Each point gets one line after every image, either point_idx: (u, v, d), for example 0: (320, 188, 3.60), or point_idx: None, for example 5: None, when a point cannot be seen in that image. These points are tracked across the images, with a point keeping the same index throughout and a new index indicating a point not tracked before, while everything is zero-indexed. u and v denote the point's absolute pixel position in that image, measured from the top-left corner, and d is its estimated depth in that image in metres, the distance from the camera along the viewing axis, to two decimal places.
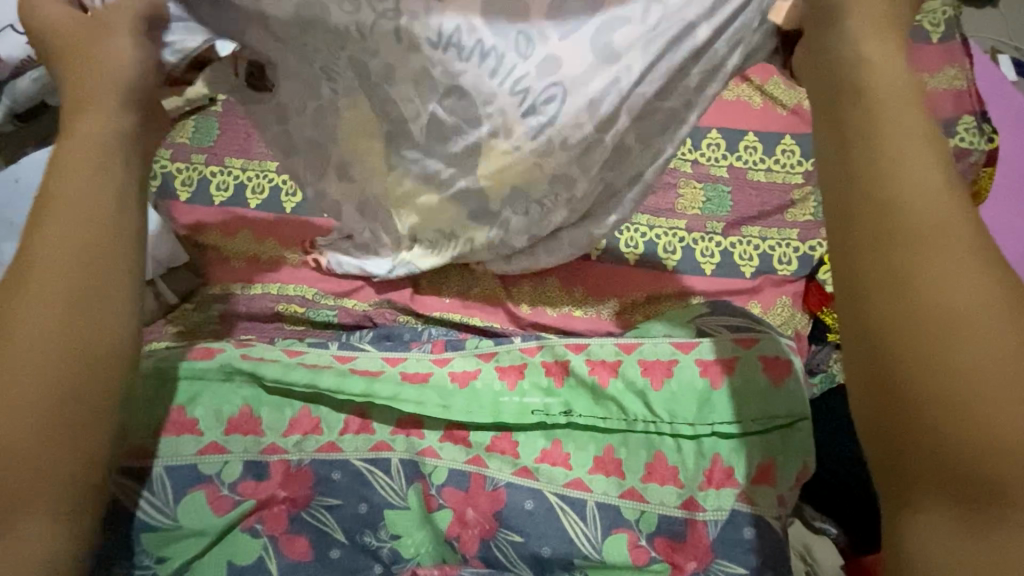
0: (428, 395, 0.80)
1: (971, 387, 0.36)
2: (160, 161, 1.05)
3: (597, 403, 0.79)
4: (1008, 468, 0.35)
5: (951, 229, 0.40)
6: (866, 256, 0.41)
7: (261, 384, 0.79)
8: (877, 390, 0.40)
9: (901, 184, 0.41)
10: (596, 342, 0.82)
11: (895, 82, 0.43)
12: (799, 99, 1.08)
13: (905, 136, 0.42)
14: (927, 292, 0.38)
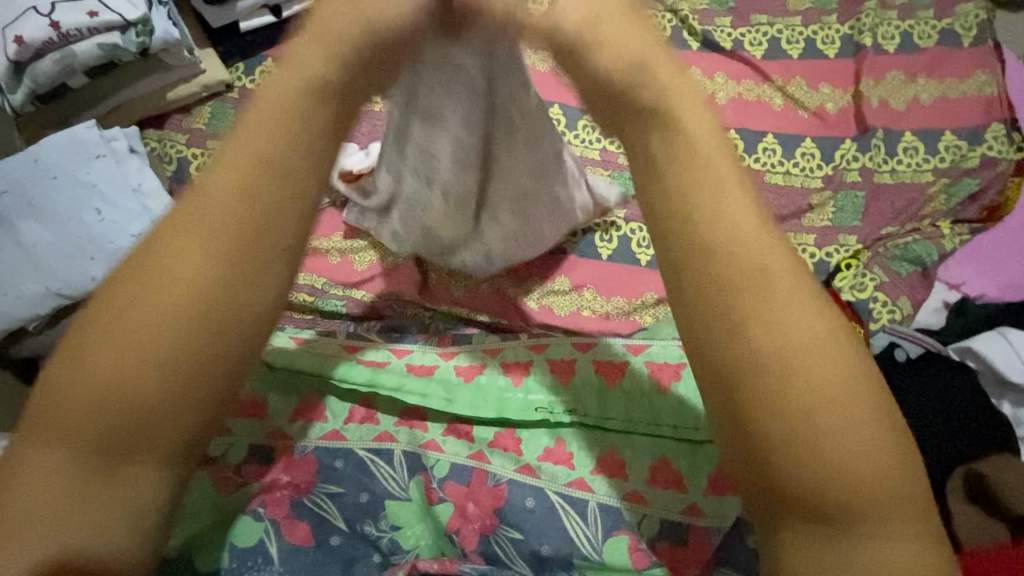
0: (433, 388, 0.81)
1: (835, 434, 0.38)
2: (176, 146, 1.05)
3: (602, 404, 0.78)
4: (863, 495, 0.38)
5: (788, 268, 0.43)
6: (703, 301, 0.43)
7: (270, 369, 0.80)
8: (756, 425, 0.39)
9: (722, 228, 0.43)
10: (603, 343, 0.83)
11: (702, 116, 0.47)
12: (822, 101, 1.05)
13: (733, 178, 0.45)
14: (776, 344, 0.40)
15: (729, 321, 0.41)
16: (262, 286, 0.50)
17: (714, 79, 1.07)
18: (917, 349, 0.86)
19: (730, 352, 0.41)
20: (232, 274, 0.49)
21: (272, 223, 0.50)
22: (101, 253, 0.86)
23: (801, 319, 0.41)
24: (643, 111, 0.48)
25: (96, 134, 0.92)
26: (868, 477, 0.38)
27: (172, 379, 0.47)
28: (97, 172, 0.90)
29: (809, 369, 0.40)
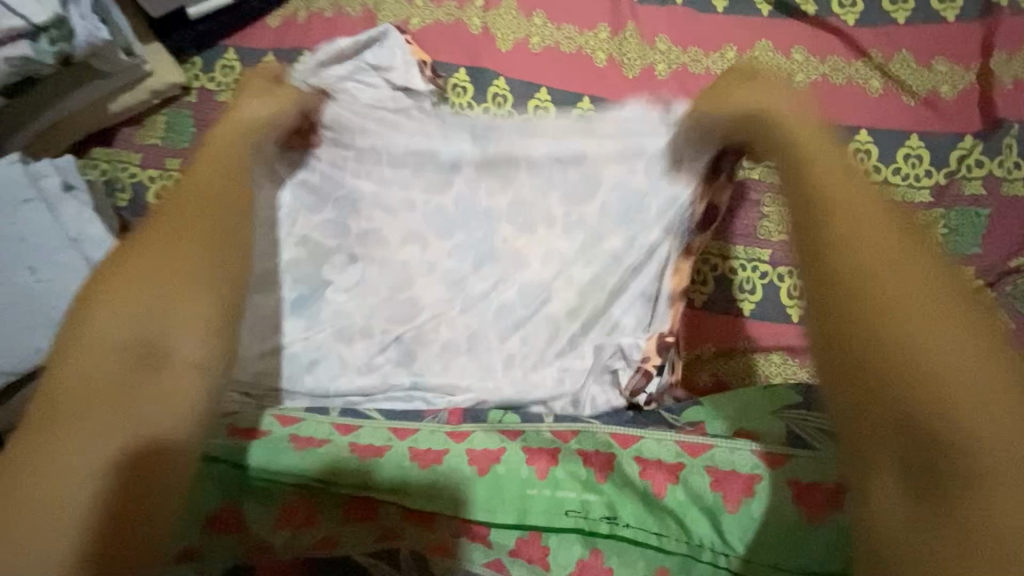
0: (442, 487, 0.68)
1: (954, 363, 0.38)
2: (129, 168, 0.88)
3: (650, 513, 0.64)
4: (962, 425, 0.37)
5: (892, 235, 0.44)
6: (839, 314, 0.43)
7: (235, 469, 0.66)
8: (899, 390, 0.39)
9: (834, 223, 0.46)
10: (651, 436, 0.68)
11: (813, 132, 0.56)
12: (933, 84, 0.82)
13: (818, 142, 0.55)
14: (901, 337, 0.39)
15: (855, 313, 0.42)
16: (203, 312, 0.53)
17: (793, 56, 0.85)
18: None
19: (841, 303, 0.43)
20: (136, 307, 0.51)
21: (190, 325, 0.52)
22: (42, 322, 0.72)
23: (948, 339, 0.39)
24: (757, 121, 0.62)
25: (22, 171, 0.75)
26: (939, 377, 0.38)
27: (160, 307, 0.51)
28: (28, 221, 0.74)
29: (905, 293, 0.41)
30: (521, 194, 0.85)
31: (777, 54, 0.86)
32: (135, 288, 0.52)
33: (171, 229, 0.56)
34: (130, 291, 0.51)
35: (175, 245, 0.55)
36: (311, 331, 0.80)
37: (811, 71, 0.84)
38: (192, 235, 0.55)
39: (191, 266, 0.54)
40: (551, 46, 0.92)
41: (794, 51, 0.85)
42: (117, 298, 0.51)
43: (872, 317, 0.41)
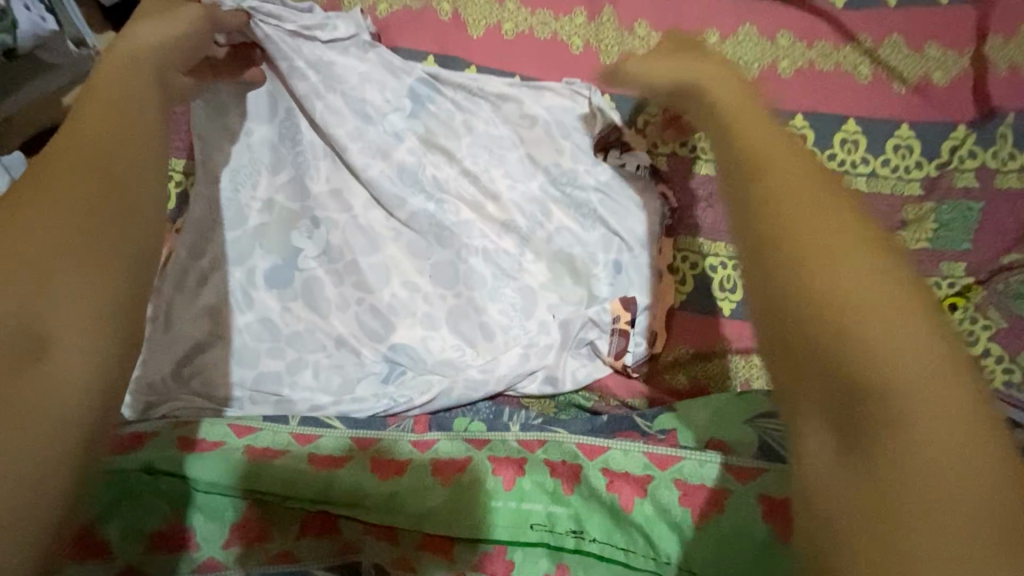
0: (399, 501, 0.64)
1: (826, 237, 0.29)
2: None
3: (617, 528, 0.61)
4: (843, 310, 0.27)
5: (802, 160, 0.32)
6: (748, 230, 0.31)
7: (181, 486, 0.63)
8: (813, 340, 0.27)
9: (733, 123, 0.36)
10: (618, 448, 0.65)
11: (734, 94, 0.39)
12: (927, 69, 0.77)
13: (747, 102, 0.38)
14: (794, 219, 0.29)
15: (765, 239, 0.30)
16: (120, 238, 0.32)
17: (778, 41, 0.81)
18: None
19: (773, 270, 0.29)
20: (84, 222, 0.32)
21: (110, 235, 0.32)
22: None
23: (822, 196, 0.30)
24: (705, 78, 0.42)
25: None
26: (862, 296, 0.27)
27: (89, 234, 0.31)
28: None
29: (823, 216, 0.29)
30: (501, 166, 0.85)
31: (761, 37, 0.81)
32: (68, 190, 0.32)
33: (108, 94, 0.38)
34: (26, 246, 0.30)
35: (134, 141, 0.36)
36: (285, 304, 0.80)
37: (797, 56, 0.80)
38: (81, 148, 0.34)
39: (139, 142, 0.36)
40: (524, 32, 0.90)
41: (779, 35, 0.80)
42: (17, 239, 0.30)
43: (774, 242, 0.29)
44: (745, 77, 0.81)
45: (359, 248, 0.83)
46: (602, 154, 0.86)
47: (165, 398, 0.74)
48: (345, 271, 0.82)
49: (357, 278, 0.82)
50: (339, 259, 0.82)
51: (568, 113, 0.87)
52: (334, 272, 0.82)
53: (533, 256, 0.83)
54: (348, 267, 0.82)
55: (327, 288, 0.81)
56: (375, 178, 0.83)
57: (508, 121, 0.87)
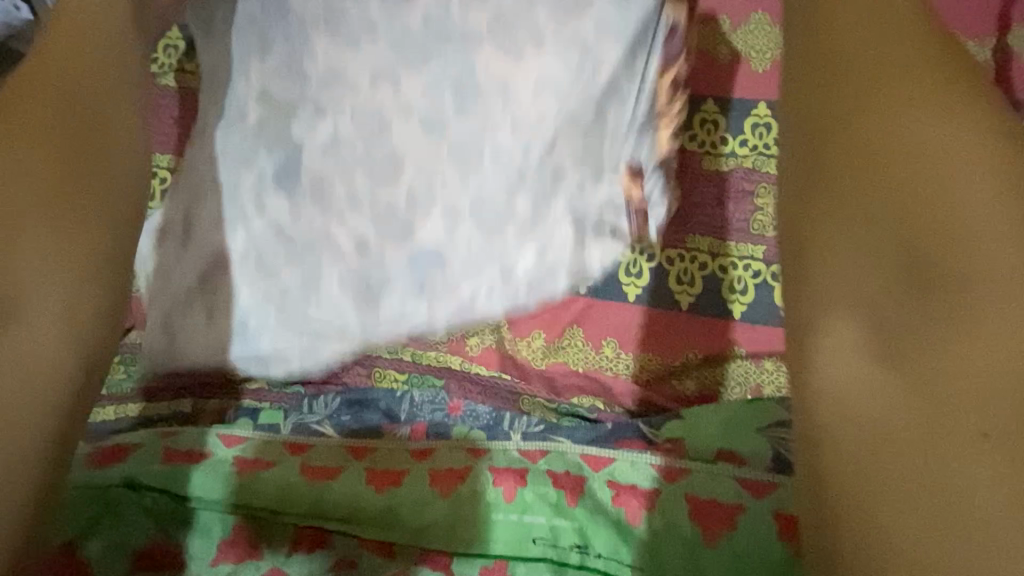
0: (397, 514, 0.61)
1: (974, 246, 0.39)
2: None
3: (626, 544, 0.58)
4: (962, 302, 0.38)
5: (959, 169, 0.41)
6: (904, 225, 0.41)
7: (167, 500, 0.61)
8: (900, 334, 0.39)
9: (872, 113, 0.44)
10: (624, 458, 0.62)
11: (899, 69, 0.45)
12: None
13: (894, 82, 0.44)
14: (973, 238, 0.39)
15: (906, 240, 0.41)
16: (98, 251, 0.48)
17: None
18: None
19: (899, 264, 0.41)
20: (64, 235, 0.47)
21: (43, 230, 0.46)
22: None
23: (981, 205, 0.39)
24: (856, 56, 0.46)
25: None
26: (964, 311, 0.38)
27: (56, 246, 0.46)
28: None
29: (975, 239, 0.39)
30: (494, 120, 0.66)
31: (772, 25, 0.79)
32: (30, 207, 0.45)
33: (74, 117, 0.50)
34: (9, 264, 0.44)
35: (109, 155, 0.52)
36: (248, 284, 0.68)
37: None
38: (62, 193, 0.48)
39: (99, 152, 0.51)
40: None
41: None
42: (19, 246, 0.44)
43: (902, 247, 0.41)
44: (753, 70, 0.78)
45: (325, 224, 0.67)
46: (629, 99, 0.67)
47: (182, 388, 0.74)
48: (310, 249, 0.67)
49: (328, 260, 0.67)
50: (301, 237, 0.67)
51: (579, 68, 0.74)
52: (301, 253, 0.67)
53: (552, 219, 0.68)
54: (314, 246, 0.67)
55: (296, 272, 0.67)
56: (339, 135, 0.66)
57: (522, 33, 0.65)
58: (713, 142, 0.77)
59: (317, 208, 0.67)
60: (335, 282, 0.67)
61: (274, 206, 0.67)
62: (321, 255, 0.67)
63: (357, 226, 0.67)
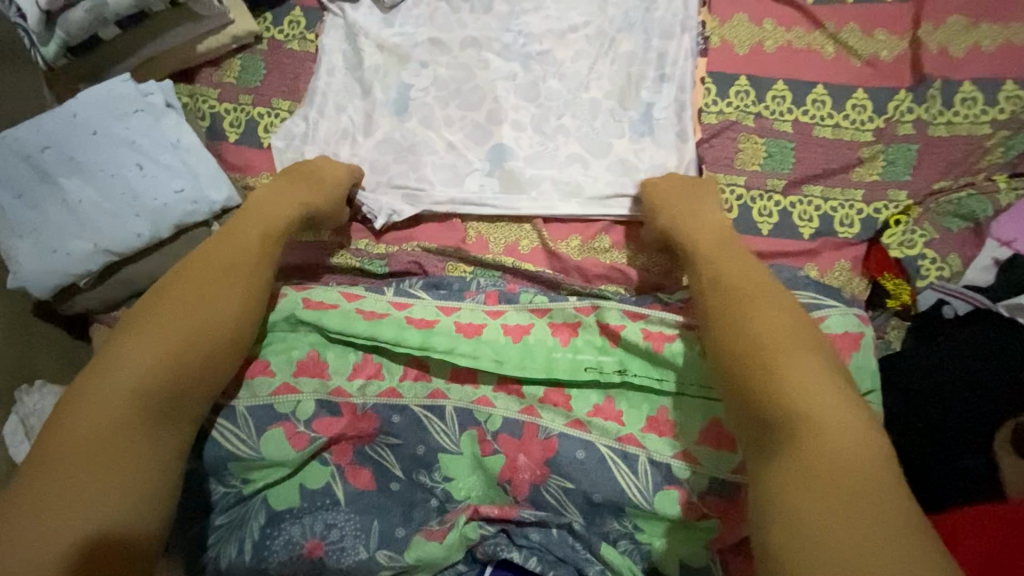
0: (483, 350, 0.84)
1: (761, 334, 0.68)
2: (209, 101, 1.04)
3: (653, 366, 0.84)
4: (771, 359, 0.66)
5: (748, 278, 0.76)
6: (713, 291, 0.76)
7: (318, 335, 0.86)
8: (743, 366, 0.67)
9: (717, 263, 0.79)
10: (655, 314, 0.85)
11: (710, 232, 0.84)
12: (876, 49, 1.01)
13: (722, 241, 0.83)
14: (750, 320, 0.70)
15: (730, 328, 0.71)
16: (197, 361, 0.68)
17: (763, 26, 1.04)
18: (966, 305, 0.84)
19: (721, 327, 0.72)
20: (191, 335, 0.68)
21: (214, 300, 0.71)
22: (146, 212, 0.86)
23: (760, 314, 0.71)
24: (711, 205, 0.89)
25: (133, 88, 0.90)
26: (767, 367, 0.65)
27: (197, 342, 0.68)
28: (137, 128, 0.89)
29: (761, 319, 0.70)
30: (551, 94, 1.03)
31: (750, 22, 1.05)
32: (215, 296, 0.72)
33: (228, 265, 0.75)
34: (144, 349, 0.66)
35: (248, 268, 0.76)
36: (389, 184, 1.00)
37: (777, 37, 1.04)
38: (219, 285, 0.73)
39: (259, 271, 0.76)
40: None
41: (764, 21, 1.04)
42: (150, 330, 0.67)
43: (729, 324, 0.71)
44: (736, 53, 1.04)
45: (442, 148, 1.01)
46: (638, 86, 1.03)
47: (298, 271, 0.98)
48: (430, 160, 1.00)
49: (444, 168, 1.00)
50: (424, 157, 1.01)
51: (606, 57, 1.05)
52: (427, 164, 1.00)
53: (586, 158, 1.00)
54: (432, 164, 1.00)
55: (424, 177, 1.00)
56: (451, 96, 1.03)
57: (570, 50, 1.05)
58: (707, 104, 1.02)
59: (435, 143, 1.01)
60: (450, 182, 1.00)
61: (411, 135, 1.02)
62: (439, 161, 1.01)
63: (467, 149, 1.01)
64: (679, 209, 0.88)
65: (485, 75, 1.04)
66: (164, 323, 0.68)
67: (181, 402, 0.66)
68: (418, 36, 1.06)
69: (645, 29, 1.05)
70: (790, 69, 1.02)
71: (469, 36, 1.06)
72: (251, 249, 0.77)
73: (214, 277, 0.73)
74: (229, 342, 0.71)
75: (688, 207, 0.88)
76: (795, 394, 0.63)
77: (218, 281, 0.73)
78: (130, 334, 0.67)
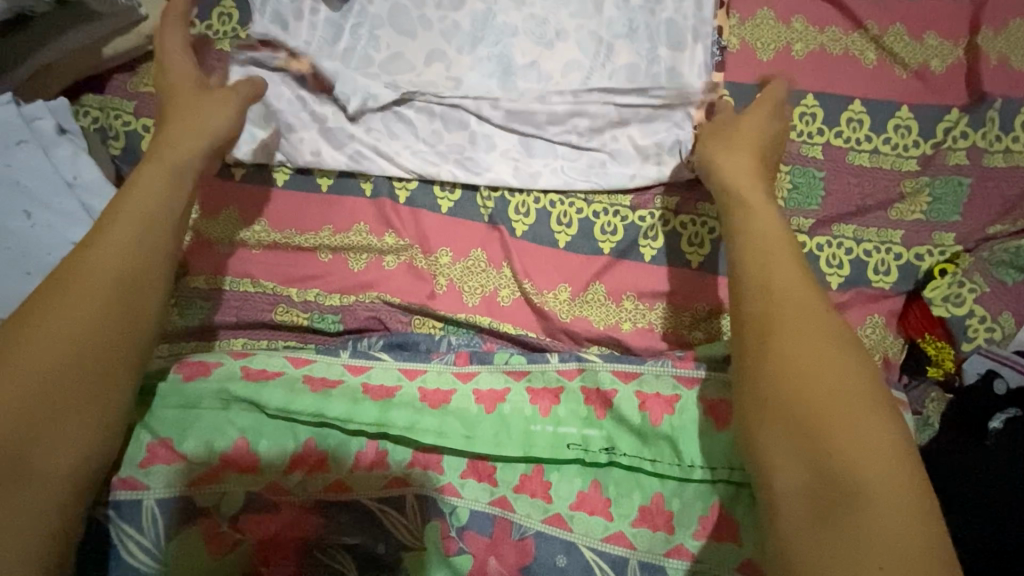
0: (451, 425, 0.72)
1: (805, 351, 0.53)
2: (123, 116, 0.85)
3: (646, 444, 0.72)
4: (827, 388, 0.51)
5: (796, 265, 0.59)
6: (750, 282, 0.58)
7: (252, 415, 0.73)
8: (780, 387, 0.53)
9: (758, 236, 0.61)
10: (651, 372, 0.75)
11: (756, 186, 0.66)
12: (927, 57, 0.84)
13: (762, 204, 0.64)
14: (795, 326, 0.55)
15: (766, 334, 0.55)
16: (99, 367, 0.57)
17: (792, 25, 0.87)
18: (1018, 377, 0.73)
19: (755, 332, 0.56)
20: (84, 339, 0.57)
21: (99, 290, 0.59)
22: (39, 268, 0.70)
23: (806, 321, 0.55)
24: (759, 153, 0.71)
25: (15, 113, 0.73)
26: (817, 396, 0.51)
27: (93, 349, 0.57)
28: (20, 163, 0.72)
29: (809, 327, 0.55)
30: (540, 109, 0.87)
31: (777, 20, 0.87)
32: (109, 289, 0.59)
33: (125, 244, 0.61)
34: (26, 359, 0.54)
35: (146, 244, 0.63)
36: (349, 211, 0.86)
37: (809, 40, 0.87)
38: (112, 278, 0.59)
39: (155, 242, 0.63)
40: None
41: (794, 20, 0.87)
42: (35, 332, 0.56)
43: (765, 327, 0.56)
44: (759, 59, 0.87)
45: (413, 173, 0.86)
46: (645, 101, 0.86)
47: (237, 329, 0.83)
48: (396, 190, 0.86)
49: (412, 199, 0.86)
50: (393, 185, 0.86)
51: (604, 61, 0.87)
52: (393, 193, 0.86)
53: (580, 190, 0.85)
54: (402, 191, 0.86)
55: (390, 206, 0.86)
56: (423, 112, 0.87)
57: (559, 53, 0.87)
58: None
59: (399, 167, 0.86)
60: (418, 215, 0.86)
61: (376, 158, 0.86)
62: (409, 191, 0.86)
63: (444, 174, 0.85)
64: (724, 156, 0.69)
65: (459, 85, 0.87)
66: (52, 322, 0.56)
67: (61, 437, 0.55)
68: (378, 37, 0.88)
69: (652, 26, 0.87)
70: (824, 79, 0.85)
71: (438, 38, 0.88)
72: (118, 237, 0.61)
73: (66, 283, 0.58)
74: (135, 342, 0.60)
75: (728, 159, 0.68)
76: (855, 439, 0.49)
77: (108, 265, 0.60)
78: (3, 338, 0.55)
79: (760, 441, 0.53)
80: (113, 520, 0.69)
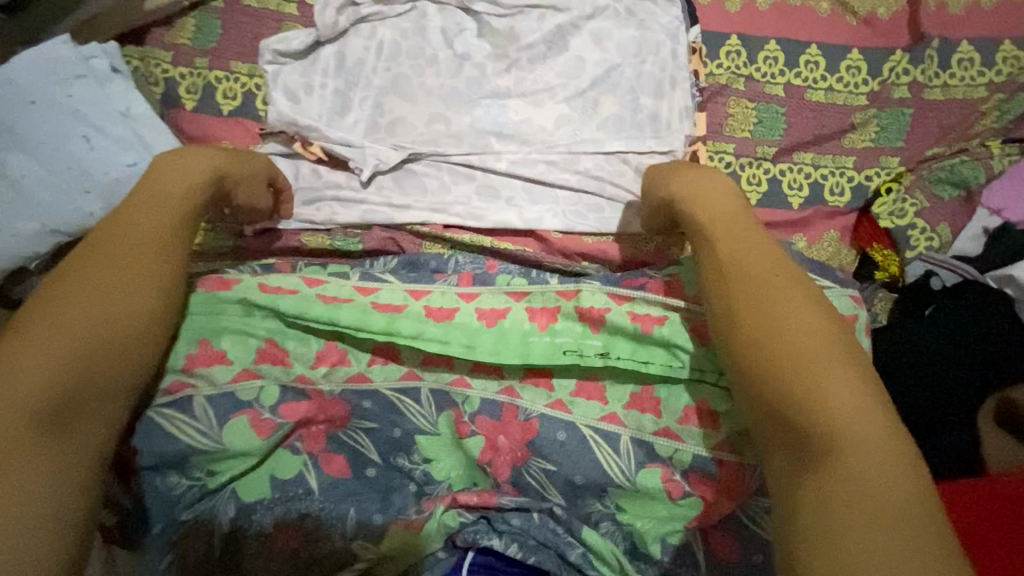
0: (454, 335, 0.80)
1: (778, 321, 0.60)
2: (162, 65, 0.96)
3: (636, 349, 0.80)
4: (797, 353, 0.58)
5: (758, 249, 0.67)
6: (717, 270, 0.66)
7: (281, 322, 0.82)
8: (754, 354, 0.59)
9: (724, 231, 0.69)
10: (641, 296, 0.81)
11: (715, 192, 0.75)
12: (874, 6, 0.96)
13: (725, 204, 0.73)
14: (766, 300, 0.62)
15: (736, 313, 0.62)
16: (136, 323, 0.63)
17: None
18: (953, 277, 0.84)
19: (727, 311, 0.63)
20: (114, 290, 0.63)
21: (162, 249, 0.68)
22: (96, 187, 0.80)
23: (773, 295, 0.62)
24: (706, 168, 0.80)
25: (74, 51, 0.83)
26: (791, 358, 0.57)
27: (128, 305, 0.63)
28: (81, 94, 0.82)
29: (776, 301, 0.62)
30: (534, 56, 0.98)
31: None
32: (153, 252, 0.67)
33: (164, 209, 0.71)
34: (66, 310, 0.60)
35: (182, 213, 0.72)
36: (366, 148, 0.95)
37: None
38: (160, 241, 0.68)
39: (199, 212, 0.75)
40: None
41: None
42: (82, 284, 0.62)
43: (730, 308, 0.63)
44: (727, 11, 0.98)
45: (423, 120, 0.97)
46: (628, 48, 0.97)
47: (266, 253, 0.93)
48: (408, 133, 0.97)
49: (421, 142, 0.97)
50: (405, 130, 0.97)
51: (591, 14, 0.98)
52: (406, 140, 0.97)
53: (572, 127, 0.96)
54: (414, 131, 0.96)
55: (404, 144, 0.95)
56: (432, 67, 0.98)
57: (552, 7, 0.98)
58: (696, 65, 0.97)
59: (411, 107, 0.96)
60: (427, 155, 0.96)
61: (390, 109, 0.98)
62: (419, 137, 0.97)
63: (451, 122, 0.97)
64: (679, 176, 0.79)
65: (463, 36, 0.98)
66: (95, 275, 0.63)
67: (107, 382, 0.60)
68: None
69: None
70: (785, 27, 0.97)
71: None
72: (165, 204, 0.71)
73: (111, 240, 0.66)
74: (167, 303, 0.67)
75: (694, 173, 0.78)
76: (828, 391, 0.55)
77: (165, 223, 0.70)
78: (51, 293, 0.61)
79: (755, 422, 0.58)
80: (163, 410, 0.78)
